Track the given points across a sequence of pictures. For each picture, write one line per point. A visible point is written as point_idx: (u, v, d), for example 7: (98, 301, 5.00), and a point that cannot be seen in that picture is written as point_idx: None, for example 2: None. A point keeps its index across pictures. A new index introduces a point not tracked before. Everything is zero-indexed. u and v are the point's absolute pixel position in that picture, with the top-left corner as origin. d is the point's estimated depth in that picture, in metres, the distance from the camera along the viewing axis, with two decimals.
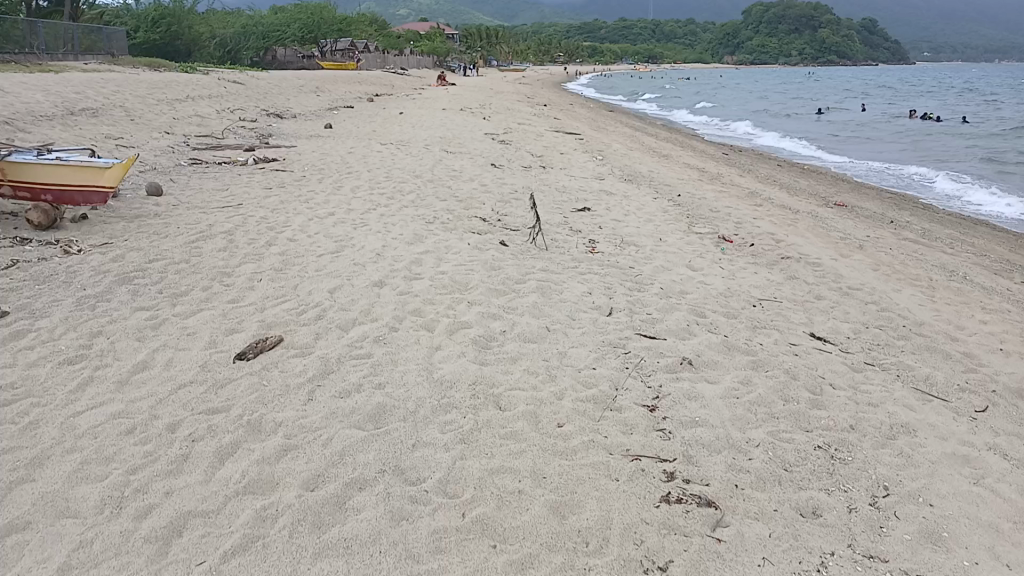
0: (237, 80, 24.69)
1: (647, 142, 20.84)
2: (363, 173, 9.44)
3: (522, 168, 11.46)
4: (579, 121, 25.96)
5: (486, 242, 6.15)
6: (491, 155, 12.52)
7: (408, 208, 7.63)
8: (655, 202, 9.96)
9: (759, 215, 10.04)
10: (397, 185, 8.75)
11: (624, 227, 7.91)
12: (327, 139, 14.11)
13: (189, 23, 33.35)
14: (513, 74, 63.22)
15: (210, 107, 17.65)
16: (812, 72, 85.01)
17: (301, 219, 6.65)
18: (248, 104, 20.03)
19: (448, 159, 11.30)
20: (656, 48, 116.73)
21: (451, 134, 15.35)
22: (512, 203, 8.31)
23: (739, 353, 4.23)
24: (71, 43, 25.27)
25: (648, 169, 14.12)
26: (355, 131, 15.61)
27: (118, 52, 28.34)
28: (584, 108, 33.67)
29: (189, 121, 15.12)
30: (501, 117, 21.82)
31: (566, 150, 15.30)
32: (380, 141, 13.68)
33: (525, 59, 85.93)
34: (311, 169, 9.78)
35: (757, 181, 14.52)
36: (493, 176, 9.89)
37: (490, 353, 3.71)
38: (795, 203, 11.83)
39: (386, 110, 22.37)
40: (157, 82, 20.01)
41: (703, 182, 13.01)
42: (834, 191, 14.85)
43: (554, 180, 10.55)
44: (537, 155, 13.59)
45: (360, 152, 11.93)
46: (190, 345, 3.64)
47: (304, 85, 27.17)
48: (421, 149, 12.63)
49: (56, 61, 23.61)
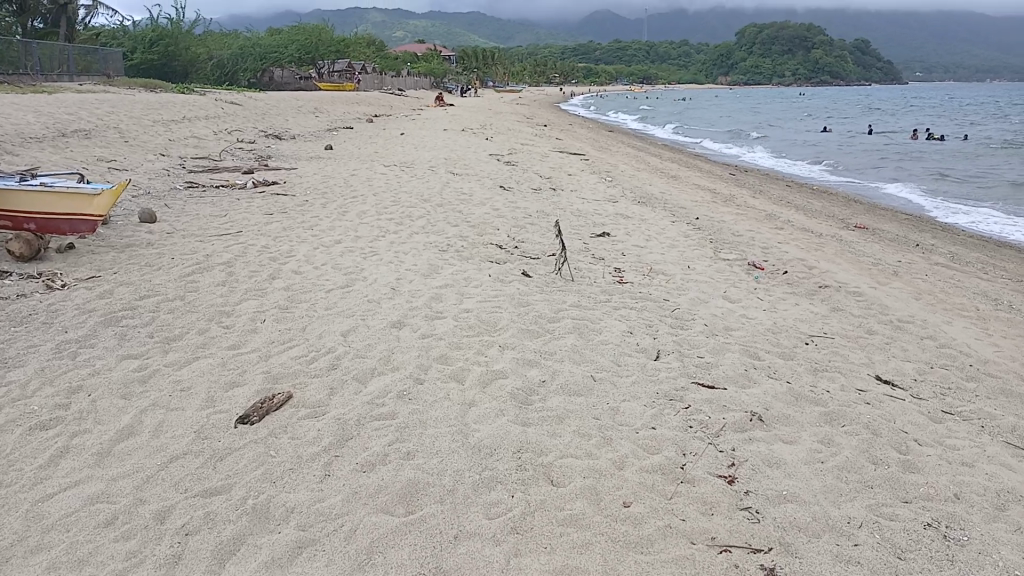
0: (234, 100, 24.38)
1: (652, 162, 20.49)
2: (368, 196, 8.99)
3: (532, 190, 11.01)
4: (581, 141, 25.69)
5: (508, 273, 5.68)
6: (498, 177, 12.08)
7: (419, 235, 7.17)
8: (674, 225, 9.51)
9: (783, 238, 9.57)
10: (405, 209, 8.30)
11: (648, 253, 7.44)
12: (328, 160, 13.68)
13: (186, 45, 33.19)
14: (511, 95, 63.24)
15: (207, 128, 17.27)
16: (807, 93, 85.32)
17: (307, 248, 6.16)
18: (245, 125, 19.66)
19: (454, 182, 10.86)
20: (651, 70, 117.29)
21: (456, 155, 14.94)
22: (528, 228, 7.84)
23: (808, 405, 3.73)
24: (67, 64, 24.98)
25: (659, 190, 13.70)
26: (356, 152, 15.21)
27: (115, 73, 28.22)
28: (584, 128, 33.41)
29: (186, 142, 14.73)
30: (504, 137, 21.48)
31: (573, 171, 14.88)
32: (382, 162, 13.27)
33: (522, 80, 86.17)
34: (313, 193, 9.33)
35: (771, 202, 14.11)
36: (504, 199, 9.46)
37: (532, 409, 3.20)
38: (816, 225, 11.38)
39: (386, 130, 22.01)
40: (153, 103, 19.65)
41: (717, 204, 12.58)
42: (850, 212, 14.44)
43: (567, 203, 10.12)
44: (545, 176, 13.15)
45: (363, 174, 11.49)
46: (184, 404, 3.13)
47: (303, 105, 26.89)
48: (426, 171, 12.20)
49: (51, 82, 23.32)
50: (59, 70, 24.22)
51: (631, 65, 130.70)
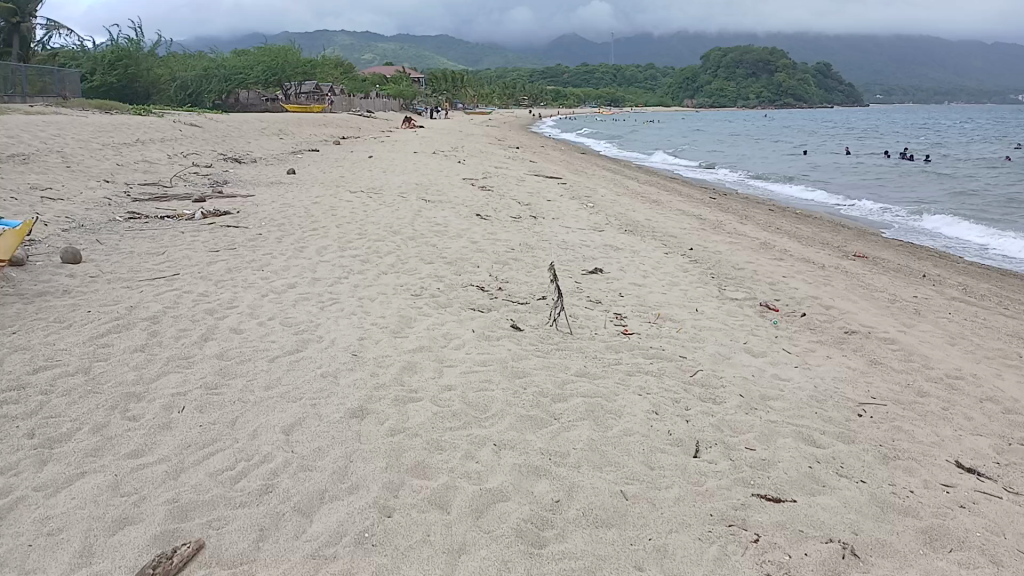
0: (194, 122, 23.29)
1: (631, 186, 19.80)
2: (331, 228, 8.04)
3: (511, 218, 10.12)
4: (555, 164, 24.97)
5: (494, 326, 4.75)
6: (474, 204, 11.19)
7: (389, 275, 6.23)
8: (670, 257, 8.67)
9: (787, 271, 8.77)
10: (372, 242, 7.36)
11: (649, 293, 6.55)
12: (290, 186, 12.67)
13: (147, 66, 32.03)
14: (482, 117, 62.62)
15: (160, 152, 16.17)
16: (774, 115, 86.00)
17: (254, 296, 5.18)
18: (203, 148, 18.57)
19: (427, 210, 9.92)
20: (620, 93, 117.83)
21: (427, 180, 14.03)
22: (512, 266, 6.94)
23: (901, 522, 2.83)
24: (18, 85, 23.70)
25: (645, 217, 12.90)
26: (320, 177, 14.23)
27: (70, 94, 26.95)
28: (557, 151, 32.72)
29: (135, 167, 13.64)
30: (477, 160, 20.64)
31: (553, 196, 14.05)
32: (348, 188, 12.32)
33: (491, 102, 85.76)
34: (269, 224, 8.35)
35: (761, 229, 13.37)
36: (482, 230, 8.55)
37: (546, 556, 2.25)
38: (814, 255, 10.64)
39: (353, 153, 21.07)
40: (105, 125, 18.50)
41: (708, 231, 11.79)
42: (842, 238, 13.77)
43: (551, 233, 9.25)
44: (524, 203, 12.28)
45: (326, 201, 10.52)
46: (44, 564, 2.14)
47: (267, 127, 25.85)
48: (395, 198, 11.25)
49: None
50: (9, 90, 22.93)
51: (600, 87, 131.30)
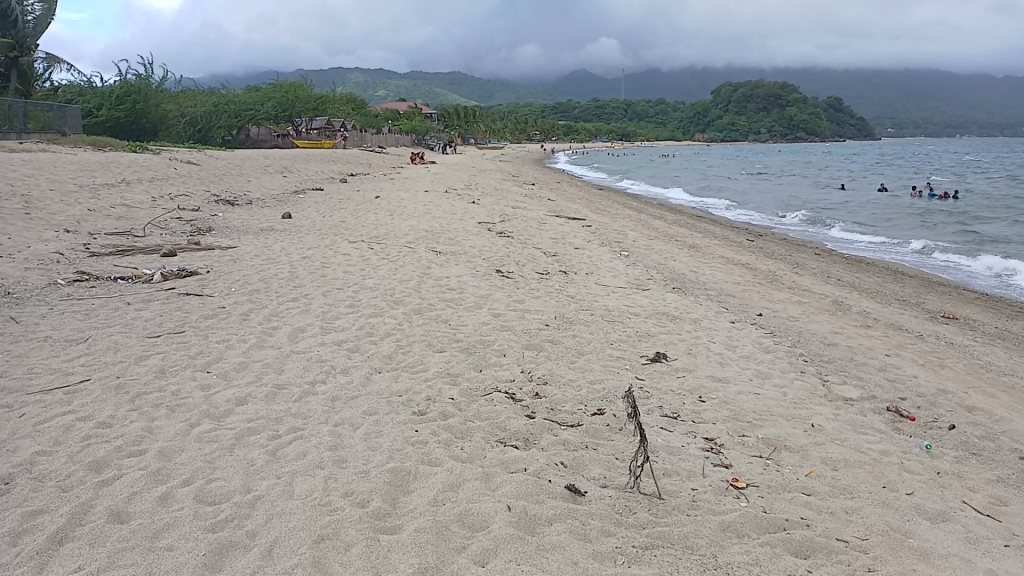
0: (194, 160, 21.88)
1: (659, 227, 18.23)
2: (315, 296, 6.35)
3: (539, 276, 8.46)
4: (575, 202, 23.47)
5: (541, 493, 2.96)
6: (493, 257, 9.55)
7: (384, 373, 4.52)
8: (740, 330, 6.93)
9: (889, 349, 7.02)
10: (367, 320, 5.66)
11: (740, 395, 4.80)
12: (282, 234, 11.08)
13: (155, 101, 30.82)
14: (494, 152, 61.61)
15: (146, 194, 14.64)
16: (787, 150, 85.02)
17: (175, 429, 3.47)
18: (197, 189, 17.06)
19: (439, 268, 8.25)
20: (631, 129, 117.13)
21: (438, 226, 12.39)
22: (551, 355, 5.21)
23: None
24: (14, 120, 22.29)
25: (689, 268, 11.20)
26: (319, 222, 12.65)
27: (71, 130, 25.59)
28: (573, 187, 31.30)
29: (112, 213, 12.07)
30: (492, 199, 19.19)
31: (579, 243, 12.43)
32: (347, 237, 10.67)
33: (503, 138, 84.89)
34: (240, 290, 6.68)
35: (823, 281, 11.63)
36: (507, 295, 6.86)
37: None
38: (901, 319, 8.91)
39: (360, 192, 19.60)
40: (95, 164, 17.02)
41: (767, 288, 10.04)
42: (911, 290, 12.09)
43: (589, 295, 7.55)
44: (550, 254, 10.64)
45: (320, 256, 8.90)
46: None
47: (271, 164, 24.44)
48: (399, 251, 9.57)
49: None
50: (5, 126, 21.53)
51: (611, 122, 130.76)
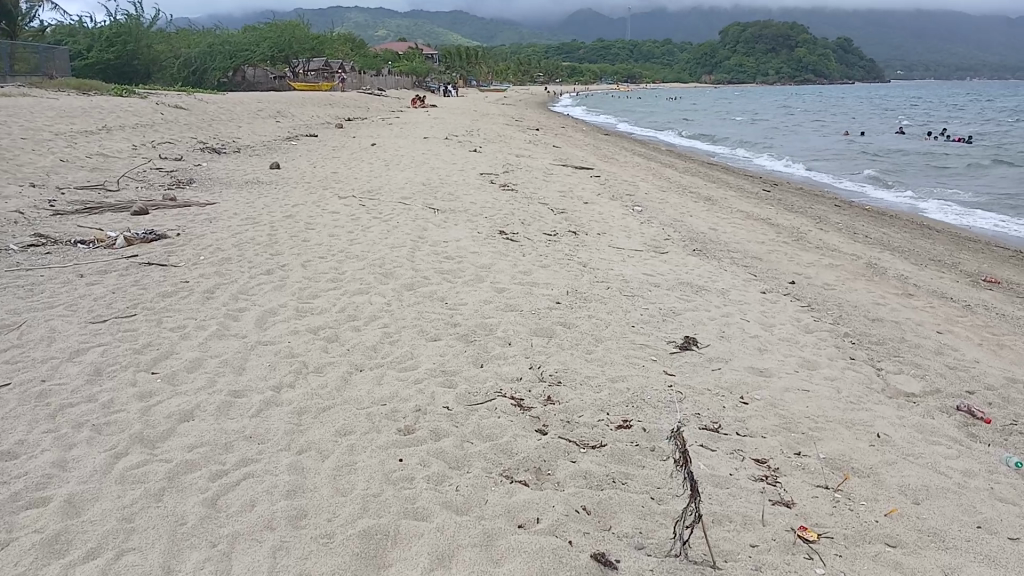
0: (184, 104, 20.85)
1: (670, 176, 17.37)
2: (293, 267, 5.59)
3: (544, 239, 7.69)
4: (581, 149, 22.51)
5: (561, 569, 2.26)
6: (495, 216, 8.76)
7: (366, 371, 3.77)
8: (773, 303, 6.18)
9: (938, 324, 6.27)
10: (350, 299, 4.89)
11: (789, 398, 4.06)
12: (269, 187, 10.26)
13: (147, 42, 29.48)
14: (497, 94, 60.01)
15: (128, 142, 13.74)
16: (795, 93, 83.09)
17: (92, 465, 2.75)
18: (184, 136, 16.13)
19: (435, 230, 7.47)
20: (637, 70, 114.48)
21: (436, 178, 11.55)
22: (563, 343, 4.45)
23: None
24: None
25: (707, 224, 10.41)
26: (310, 174, 11.82)
27: (59, 73, 24.45)
28: (578, 132, 30.23)
29: (88, 163, 11.21)
30: (495, 147, 18.28)
31: (588, 196, 11.62)
32: (337, 192, 9.86)
33: (506, 80, 82.86)
34: (210, 258, 5.91)
35: (849, 239, 10.86)
36: (512, 265, 6.09)
37: None
38: (942, 284, 8.15)
39: (356, 139, 18.67)
40: (76, 109, 16.06)
41: (793, 248, 9.26)
42: (942, 248, 11.33)
43: (603, 262, 6.79)
44: (557, 210, 9.85)
45: (306, 214, 8.11)
46: None
47: (264, 109, 23.38)
48: (393, 208, 8.78)
49: None
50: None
51: (616, 64, 127.74)
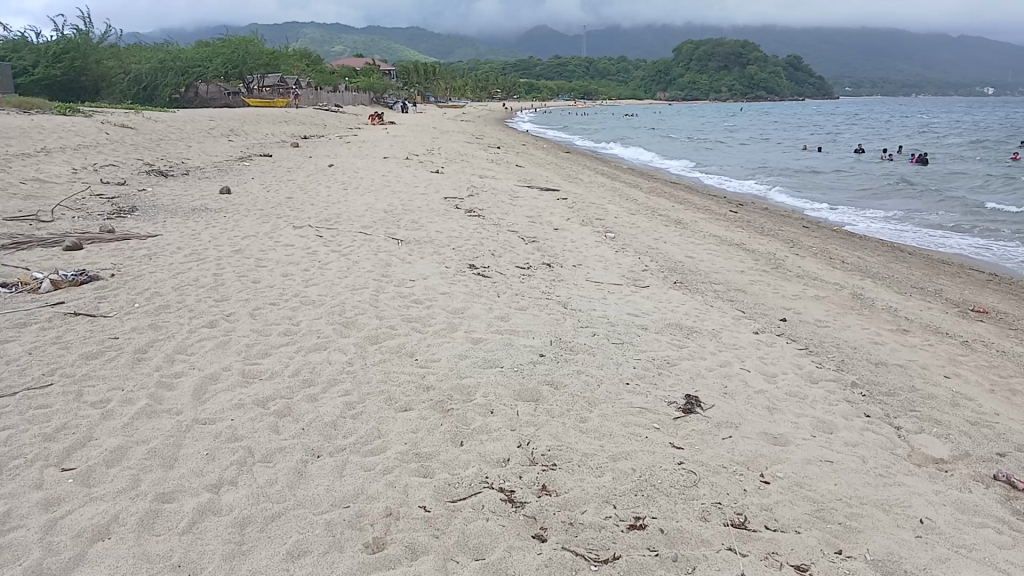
0: (131, 123, 19.89)
1: (636, 197, 17.00)
2: (242, 316, 4.95)
3: (517, 274, 7.15)
4: (545, 168, 22.09)
5: None
6: (462, 247, 8.19)
7: (326, 458, 3.18)
8: (769, 347, 5.70)
9: (943, 366, 5.87)
10: (306, 358, 4.27)
11: (813, 474, 3.56)
12: (219, 216, 9.55)
13: (96, 58, 28.30)
14: (455, 111, 59.59)
15: (67, 165, 12.84)
16: (751, 109, 84.26)
17: None
18: (129, 158, 15.23)
19: (399, 266, 6.87)
20: (594, 87, 115.18)
21: (398, 203, 10.94)
22: (553, 409, 3.89)
23: None
24: None
25: (682, 251, 9.99)
26: (264, 200, 11.11)
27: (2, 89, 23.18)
28: (540, 150, 29.84)
29: (20, 190, 10.34)
30: (458, 167, 17.74)
31: (557, 221, 11.13)
32: (292, 221, 9.20)
33: (465, 96, 82.49)
34: (147, 305, 5.23)
35: (827, 265, 10.53)
36: (487, 308, 5.52)
37: None
38: (932, 316, 7.80)
39: (313, 159, 17.95)
40: (13, 128, 15.06)
41: (775, 278, 8.86)
42: (918, 272, 11.07)
43: (583, 301, 6.26)
44: (527, 238, 9.32)
45: (257, 248, 7.44)
46: None
47: (216, 127, 22.49)
48: (353, 239, 8.16)
49: None
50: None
51: (574, 80, 128.42)
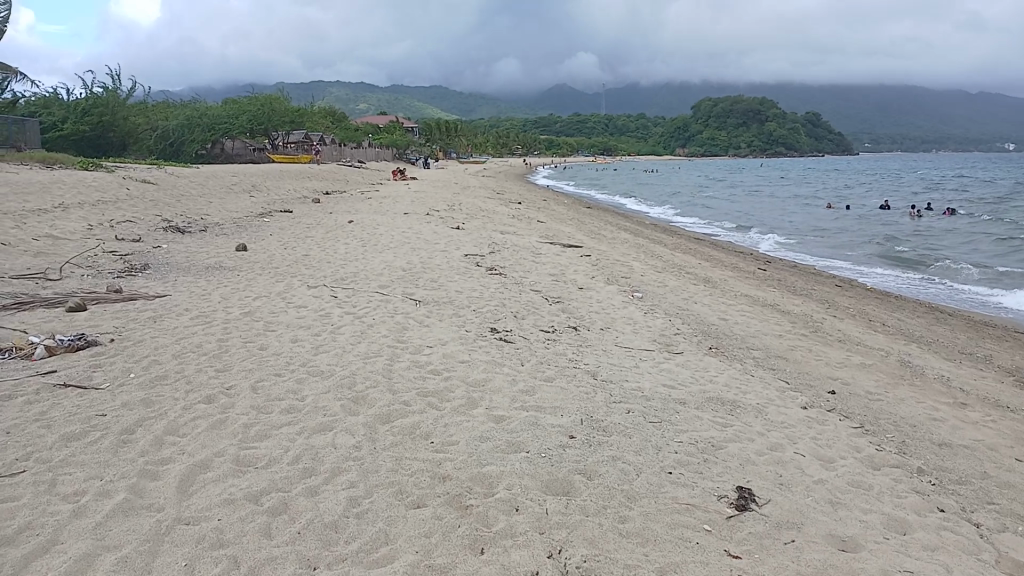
0: (153, 178, 19.88)
1: (660, 254, 16.61)
2: (245, 390, 4.52)
3: (543, 339, 6.71)
4: (566, 224, 21.82)
5: None
6: (484, 309, 7.77)
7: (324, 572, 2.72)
8: (821, 427, 5.20)
9: (1014, 447, 5.33)
10: (311, 442, 3.82)
11: None
12: (232, 275, 9.24)
13: (123, 114, 28.64)
14: (475, 166, 59.98)
15: (83, 221, 12.64)
16: (770, 165, 84.37)
17: None
18: (148, 214, 15.07)
19: (418, 330, 6.46)
20: (613, 143, 116.06)
21: (418, 261, 10.61)
22: (587, 506, 3.39)
23: None
24: None
25: (714, 313, 9.52)
26: (281, 257, 10.81)
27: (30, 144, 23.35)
28: (561, 205, 29.63)
29: (33, 247, 10.09)
30: (478, 223, 17.49)
31: (580, 280, 10.73)
32: (308, 280, 8.85)
33: (485, 152, 83.35)
34: (143, 376, 4.82)
35: (867, 328, 10.02)
36: (511, 381, 5.07)
37: None
38: (987, 386, 7.27)
39: (333, 215, 17.77)
40: (34, 183, 14.98)
41: (814, 342, 8.37)
42: (962, 335, 10.53)
43: (614, 371, 5.80)
44: (552, 299, 8.91)
45: (269, 310, 7.07)
46: None
47: (237, 183, 22.49)
48: (370, 300, 7.78)
49: None
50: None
51: (593, 137, 129.56)
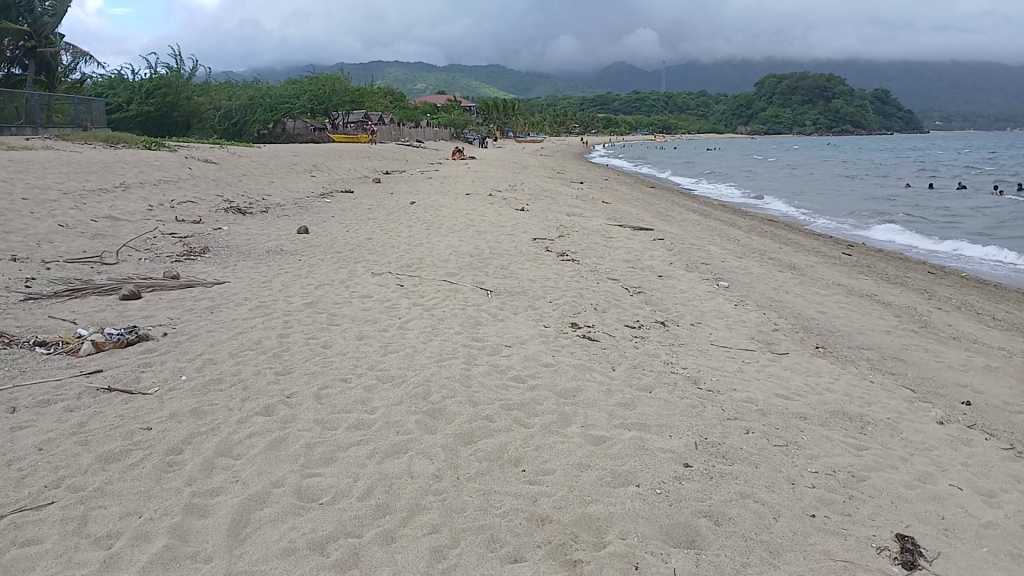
0: (215, 158, 19.71)
1: (735, 237, 15.72)
2: (306, 400, 3.98)
3: (631, 337, 6.03)
4: (633, 205, 21.03)
5: None
6: (560, 300, 7.13)
7: None
8: (967, 450, 4.43)
9: None
10: (383, 469, 3.24)
11: None
12: (293, 259, 8.79)
13: (187, 94, 28.68)
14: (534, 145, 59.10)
15: (144, 202, 12.39)
16: (839, 142, 81.36)
17: None
18: (209, 194, 14.81)
19: (493, 326, 5.86)
20: (674, 122, 113.58)
21: (485, 246, 10.00)
22: (722, 565, 2.74)
23: None
24: (36, 112, 19.95)
25: (807, 304, 8.72)
26: (342, 241, 10.35)
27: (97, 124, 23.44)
28: (624, 185, 28.73)
29: (93, 229, 9.80)
30: (542, 204, 16.82)
31: (657, 266, 10.01)
32: (371, 267, 8.32)
33: (543, 131, 82.29)
34: (194, 379, 4.32)
35: (977, 322, 9.08)
36: (608, 390, 4.41)
37: None
38: None
39: (393, 196, 17.33)
40: (98, 163, 14.84)
41: (925, 339, 7.53)
42: None
43: (717, 376, 5.11)
44: (631, 288, 8.23)
45: (331, 300, 6.56)
46: None
47: (298, 163, 22.23)
48: (438, 290, 7.21)
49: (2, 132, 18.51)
50: (19, 119, 19.09)
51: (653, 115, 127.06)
